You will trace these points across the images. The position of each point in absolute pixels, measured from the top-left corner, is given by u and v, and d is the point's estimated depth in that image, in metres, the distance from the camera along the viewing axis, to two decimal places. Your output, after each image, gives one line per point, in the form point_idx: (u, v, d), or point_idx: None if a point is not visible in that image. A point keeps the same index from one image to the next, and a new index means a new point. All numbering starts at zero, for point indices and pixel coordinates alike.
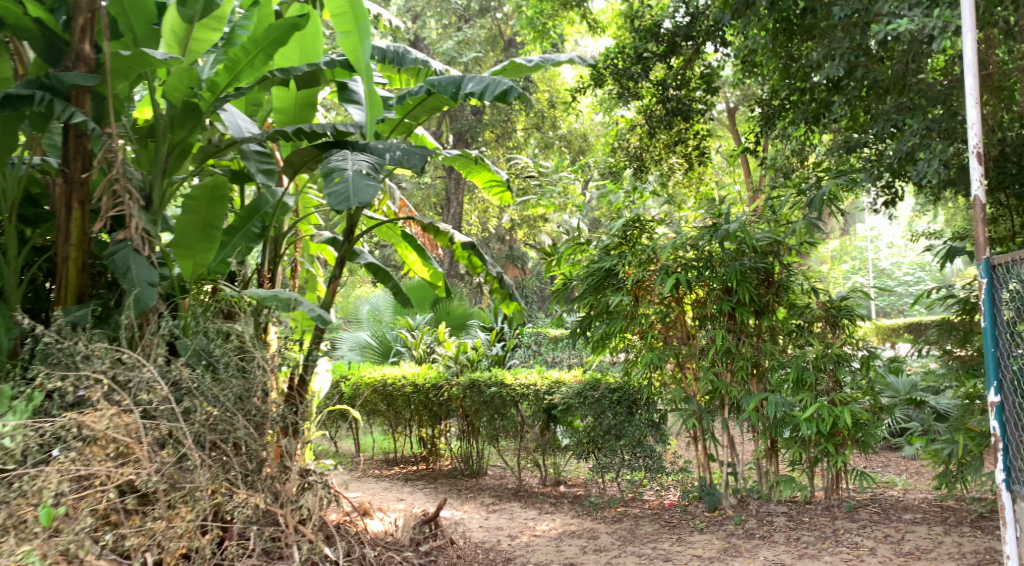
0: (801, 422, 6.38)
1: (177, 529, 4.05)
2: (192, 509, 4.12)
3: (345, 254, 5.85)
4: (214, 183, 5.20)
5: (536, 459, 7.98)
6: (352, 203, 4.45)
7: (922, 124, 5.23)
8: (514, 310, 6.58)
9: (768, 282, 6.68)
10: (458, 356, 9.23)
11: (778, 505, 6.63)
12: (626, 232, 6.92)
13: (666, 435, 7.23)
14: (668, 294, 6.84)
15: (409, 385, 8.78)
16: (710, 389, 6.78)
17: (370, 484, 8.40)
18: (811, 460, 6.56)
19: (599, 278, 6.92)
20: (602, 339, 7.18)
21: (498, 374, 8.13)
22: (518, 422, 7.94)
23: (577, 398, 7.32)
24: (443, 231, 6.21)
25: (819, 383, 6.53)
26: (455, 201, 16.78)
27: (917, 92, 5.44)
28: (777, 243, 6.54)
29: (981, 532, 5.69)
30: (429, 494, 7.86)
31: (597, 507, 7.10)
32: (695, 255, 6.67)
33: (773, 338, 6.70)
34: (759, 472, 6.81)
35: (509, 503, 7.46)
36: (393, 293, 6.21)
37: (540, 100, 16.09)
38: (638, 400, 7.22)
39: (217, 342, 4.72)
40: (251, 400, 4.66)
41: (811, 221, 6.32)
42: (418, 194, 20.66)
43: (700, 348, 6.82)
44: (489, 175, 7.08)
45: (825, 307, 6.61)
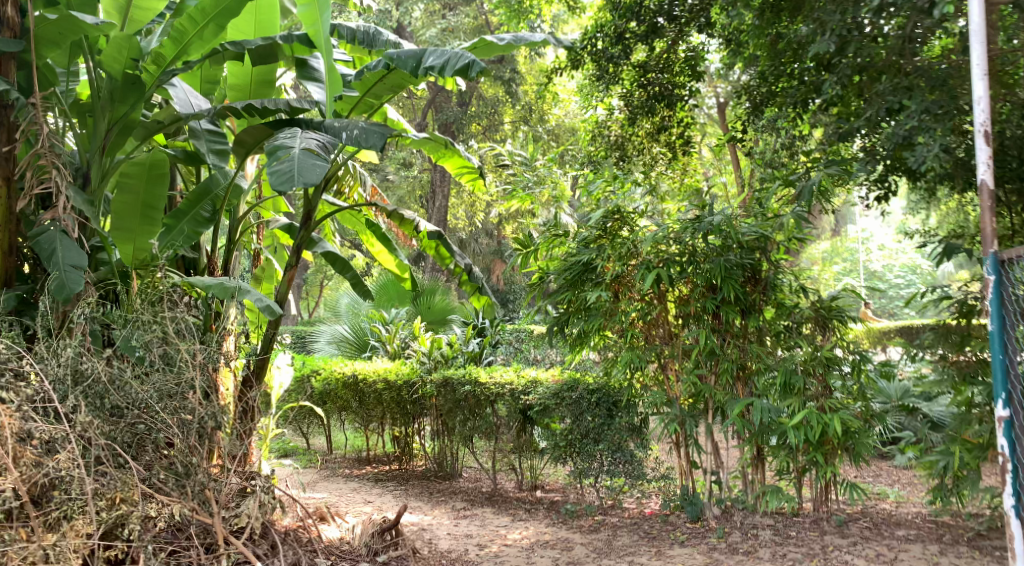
0: (788, 430, 6.00)
1: (68, 545, 3.72)
2: (89, 520, 3.82)
3: (302, 242, 5.45)
4: (153, 160, 4.85)
5: (511, 462, 7.59)
6: (297, 182, 4.04)
7: (921, 105, 4.88)
8: (485, 305, 6.18)
9: (754, 280, 6.30)
10: (432, 352, 8.83)
11: (764, 517, 6.26)
12: (606, 224, 6.54)
13: (648, 440, 6.84)
14: (650, 290, 6.45)
15: (379, 381, 8.39)
16: (693, 392, 6.41)
17: (336, 486, 8.00)
18: (799, 470, 6.18)
19: (577, 272, 6.53)
20: (580, 338, 6.80)
21: (471, 371, 7.75)
22: (493, 423, 7.55)
23: (554, 399, 6.94)
24: (410, 220, 5.82)
25: (808, 388, 6.16)
26: (442, 194, 16.34)
27: (917, 71, 5.06)
28: (765, 239, 6.16)
29: (979, 551, 5.33)
30: (398, 497, 7.47)
31: (573, 515, 6.71)
32: (678, 250, 6.29)
33: (759, 339, 6.31)
34: (744, 481, 6.42)
35: (481, 509, 7.06)
36: (352, 284, 5.81)
37: (529, 92, 15.70)
38: (618, 402, 6.82)
39: (139, 333, 4.26)
40: (183, 397, 4.24)
41: (801, 214, 5.97)
42: (405, 187, 20.28)
43: (683, 349, 6.45)
44: (461, 161, 6.72)
45: (814, 306, 6.24)
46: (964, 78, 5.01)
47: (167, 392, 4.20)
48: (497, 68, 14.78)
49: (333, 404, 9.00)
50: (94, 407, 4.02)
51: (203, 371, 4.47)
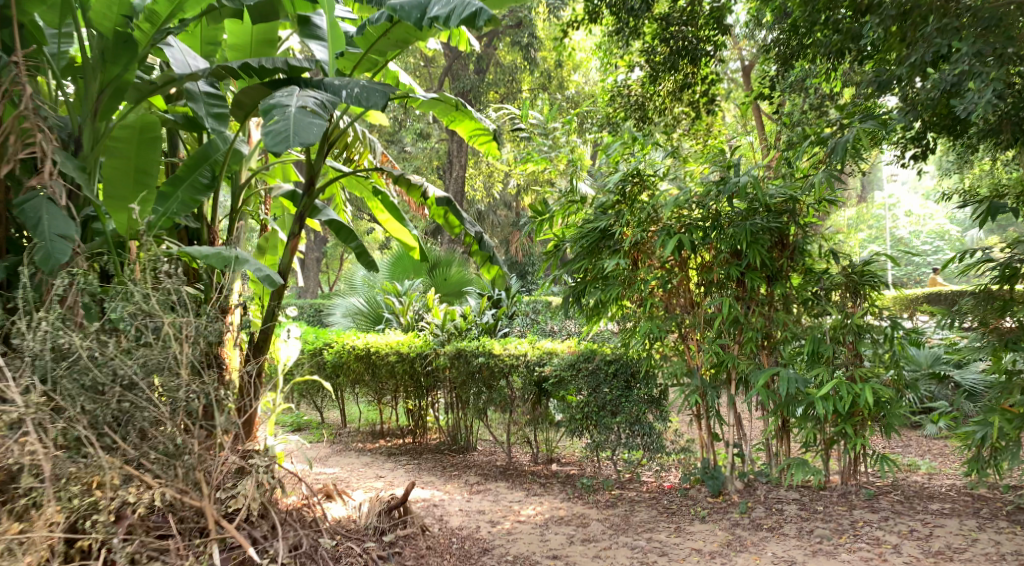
0: (816, 401, 5.73)
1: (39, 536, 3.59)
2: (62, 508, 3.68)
3: (305, 209, 5.20)
4: (143, 122, 4.65)
5: (526, 435, 7.36)
6: (292, 142, 3.79)
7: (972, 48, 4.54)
8: (496, 275, 5.94)
9: (781, 245, 6.01)
10: (446, 324, 8.61)
11: (789, 490, 6.00)
12: (625, 188, 6.24)
13: (667, 412, 6.59)
14: (671, 257, 6.17)
15: (392, 354, 8.20)
16: (715, 362, 6.14)
17: (348, 460, 7.84)
18: (826, 442, 5.91)
19: (594, 239, 6.27)
20: (597, 307, 6.53)
21: (486, 343, 7.52)
22: (507, 396, 7.32)
23: (570, 371, 6.69)
24: (417, 185, 5.56)
25: (837, 358, 5.88)
26: (458, 164, 16.05)
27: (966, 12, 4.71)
28: (793, 201, 5.87)
29: (1020, 527, 5.06)
30: (410, 471, 7.28)
31: (590, 490, 6.49)
32: (701, 214, 6.01)
33: (785, 307, 6.01)
34: (768, 453, 6.16)
35: (495, 483, 6.86)
36: (357, 254, 5.57)
37: (547, 59, 15.33)
38: (637, 373, 6.57)
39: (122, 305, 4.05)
40: (174, 373, 4.03)
41: (833, 173, 5.66)
42: (421, 158, 20.01)
43: (705, 318, 6.17)
44: (472, 124, 6.43)
45: (846, 272, 5.91)
46: (1011, 23, 4.67)
47: (154, 367, 4.02)
48: (514, 33, 14.39)
49: (346, 377, 8.81)
50: (79, 383, 3.87)
51: (196, 344, 4.26)
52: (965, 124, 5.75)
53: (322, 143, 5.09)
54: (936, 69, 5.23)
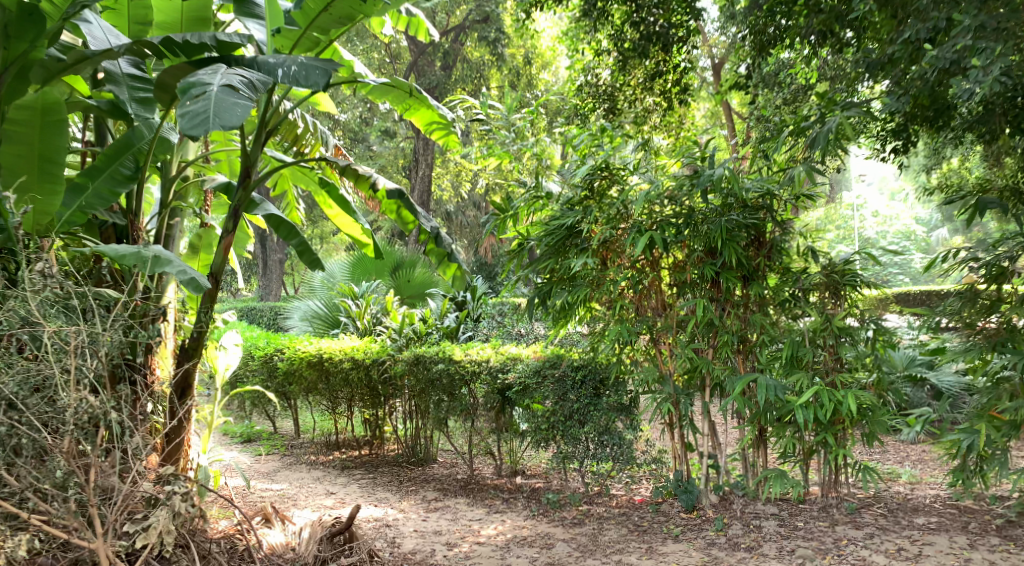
0: (795, 409, 5.32)
1: None
2: None
3: (240, 203, 4.76)
4: (42, 101, 4.26)
5: (488, 446, 6.91)
6: (211, 125, 3.39)
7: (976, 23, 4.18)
8: (455, 274, 5.49)
9: (757, 243, 5.64)
10: (404, 328, 8.17)
11: (767, 504, 5.61)
12: (593, 183, 5.83)
13: (637, 421, 6.18)
14: (641, 256, 5.77)
15: (347, 360, 7.74)
16: (689, 368, 5.75)
17: (298, 476, 7.37)
18: (806, 452, 5.53)
19: (560, 237, 5.85)
20: (564, 311, 6.12)
21: (445, 348, 7.08)
22: (469, 405, 6.88)
23: (535, 378, 6.27)
24: (366, 177, 5.12)
25: (817, 362, 5.51)
26: (424, 163, 15.54)
27: None
28: (770, 196, 5.51)
29: (1014, 545, 4.73)
30: (365, 488, 6.84)
31: (555, 506, 6.07)
32: (673, 211, 5.62)
33: (762, 309, 5.64)
34: (745, 465, 5.77)
35: (454, 499, 6.42)
36: (298, 252, 5.11)
37: (516, 57, 14.89)
38: (605, 380, 6.17)
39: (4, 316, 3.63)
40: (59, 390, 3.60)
41: (813, 166, 5.29)
42: (386, 157, 19.50)
43: (678, 321, 5.78)
44: (430, 115, 6.02)
45: (825, 271, 5.54)
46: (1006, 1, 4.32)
47: (40, 382, 3.61)
48: (481, 28, 13.93)
49: (299, 385, 8.34)
50: None
51: (97, 355, 3.81)
52: (950, 114, 5.41)
53: (261, 130, 4.69)
54: (922, 53, 4.88)
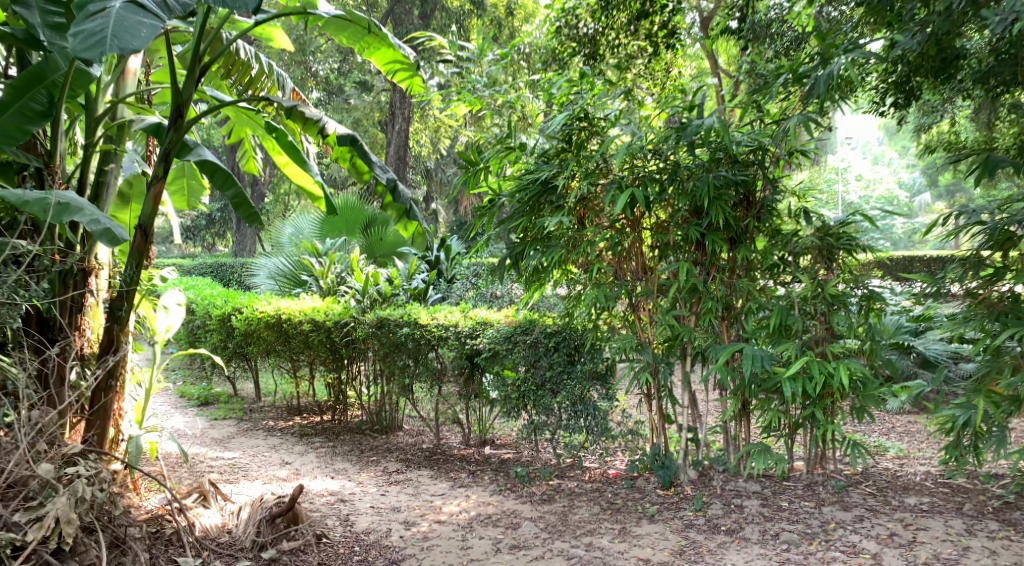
0: (783, 382, 4.90)
1: None
2: None
3: (171, 147, 4.42)
4: None
5: (455, 415, 6.49)
6: (108, 47, 3.33)
7: None
8: (414, 232, 5.02)
9: (747, 203, 5.22)
10: (368, 289, 7.72)
11: (749, 481, 5.21)
12: (570, 135, 5.34)
13: (614, 391, 5.77)
14: (622, 215, 5.32)
15: (307, 322, 7.31)
16: (669, 336, 5.34)
17: (253, 443, 7.03)
18: (791, 427, 5.14)
19: (533, 193, 5.36)
20: (537, 273, 5.67)
21: (411, 312, 6.63)
22: (435, 371, 6.45)
23: (505, 344, 5.87)
24: (314, 121, 4.65)
25: (806, 331, 5.11)
26: (401, 118, 14.87)
27: None
28: (762, 151, 5.08)
29: (1014, 532, 4.39)
30: (323, 458, 6.45)
31: (524, 480, 5.67)
32: (657, 166, 5.18)
33: (749, 275, 5.24)
34: (726, 438, 5.38)
35: (416, 472, 6.02)
36: (233, 204, 4.69)
37: (497, 8, 14.17)
38: (580, 347, 5.76)
39: None
40: None
41: (811, 118, 4.85)
42: (362, 110, 18.79)
43: (659, 285, 5.37)
44: (393, 55, 5.52)
45: (819, 234, 5.11)
46: None
47: None
48: None
49: (259, 345, 7.97)
50: None
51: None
52: (960, 64, 4.97)
53: (194, 65, 4.44)
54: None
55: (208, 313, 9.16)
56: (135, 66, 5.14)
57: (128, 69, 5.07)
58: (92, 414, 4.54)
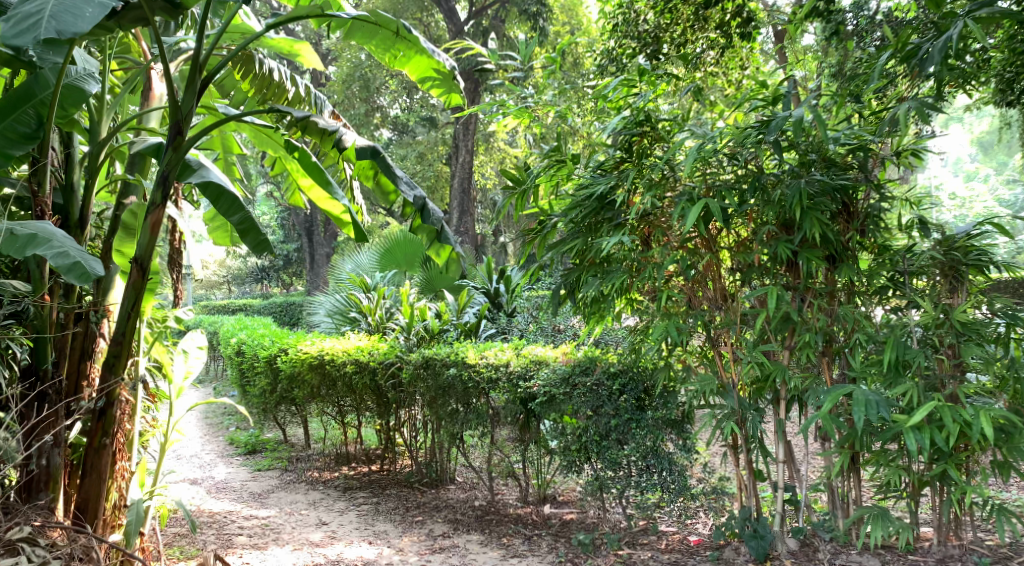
0: (905, 433, 3.93)
1: None
2: None
3: (171, 167, 3.84)
4: None
5: (511, 466, 5.71)
6: (43, 31, 3.25)
7: None
8: (450, 258, 4.31)
9: (847, 214, 4.34)
10: (414, 325, 7.07)
11: (864, 555, 4.28)
12: (630, 143, 4.58)
13: (692, 441, 4.92)
14: (694, 234, 4.51)
15: (349, 364, 6.69)
16: (757, 376, 4.47)
17: (293, 498, 6.42)
18: (917, 488, 4.17)
19: (589, 210, 4.61)
20: (597, 304, 4.90)
21: (458, 350, 5.92)
22: (488, 417, 5.69)
23: (562, 387, 5.12)
24: (329, 133, 4.00)
25: (929, 369, 4.15)
26: (464, 149, 14.22)
27: None
28: (863, 151, 4.20)
29: None
30: (363, 517, 5.81)
31: (588, 550, 4.88)
32: (735, 173, 4.36)
33: (851, 301, 4.34)
34: (833, 499, 4.45)
35: (465, 537, 5.35)
36: (239, 231, 4.05)
37: (558, 33, 13.45)
38: (651, 389, 4.94)
39: None
40: None
41: (925, 102, 3.99)
42: (426, 143, 18.34)
43: (742, 315, 4.52)
44: (428, 63, 4.83)
45: (941, 248, 4.16)
46: None
47: None
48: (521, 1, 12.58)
49: (303, 389, 7.38)
50: None
51: None
52: None
53: (195, 74, 3.86)
54: None
55: (255, 355, 8.69)
56: (160, 93, 4.71)
57: (150, 94, 4.64)
58: (86, 481, 3.96)
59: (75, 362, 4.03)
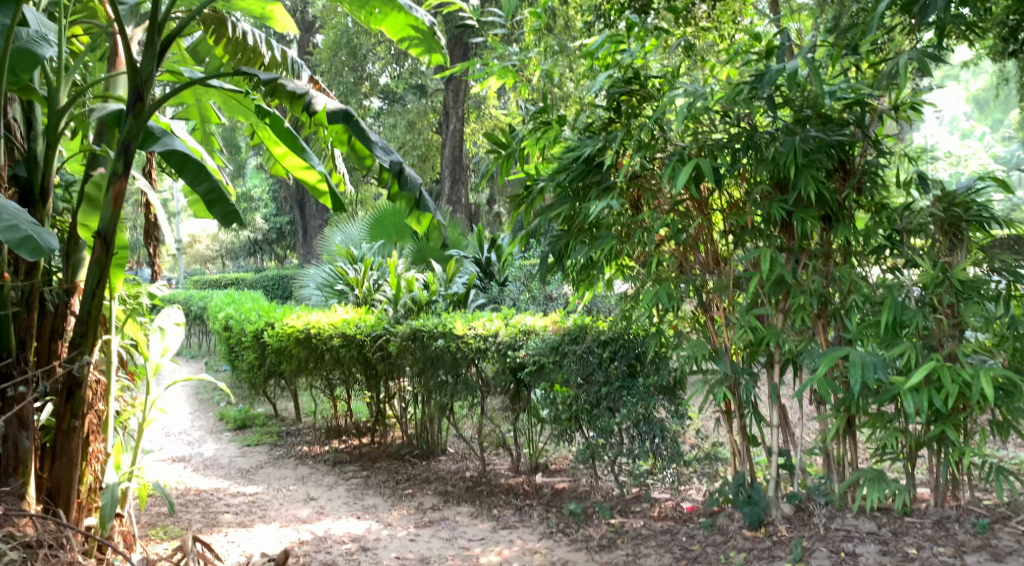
0: (903, 395, 3.81)
1: None
2: None
3: (131, 136, 3.71)
4: None
5: (502, 437, 5.60)
6: None
7: None
8: (431, 226, 4.15)
9: (843, 171, 4.19)
10: (402, 296, 6.95)
11: (861, 520, 4.18)
12: (618, 103, 4.41)
13: (685, 407, 4.80)
14: (685, 195, 4.36)
15: (336, 337, 6.56)
16: (751, 341, 4.34)
17: (282, 474, 6.34)
18: (915, 451, 4.06)
19: (576, 173, 4.45)
20: (586, 271, 4.75)
21: (446, 321, 5.80)
22: (477, 387, 5.58)
23: (552, 356, 5.00)
24: (299, 96, 3.85)
25: (927, 330, 4.02)
26: (455, 117, 13.96)
27: None
28: (860, 106, 4.03)
29: None
30: (353, 491, 5.72)
31: (580, 520, 4.80)
32: (727, 132, 4.20)
33: (847, 261, 4.21)
34: (830, 463, 4.35)
35: (455, 509, 5.27)
36: (206, 201, 3.84)
37: None
38: (643, 356, 4.82)
39: None
40: None
41: (925, 51, 3.80)
42: (416, 112, 18.06)
43: (735, 279, 4.38)
44: (405, 22, 4.65)
45: (940, 205, 4.01)
46: None
47: None
48: None
49: (291, 364, 7.26)
50: None
51: None
52: None
53: (153, 35, 3.73)
54: None
55: (243, 330, 8.56)
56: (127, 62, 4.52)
57: (116, 60, 4.42)
58: (59, 465, 3.89)
59: (46, 346, 3.97)
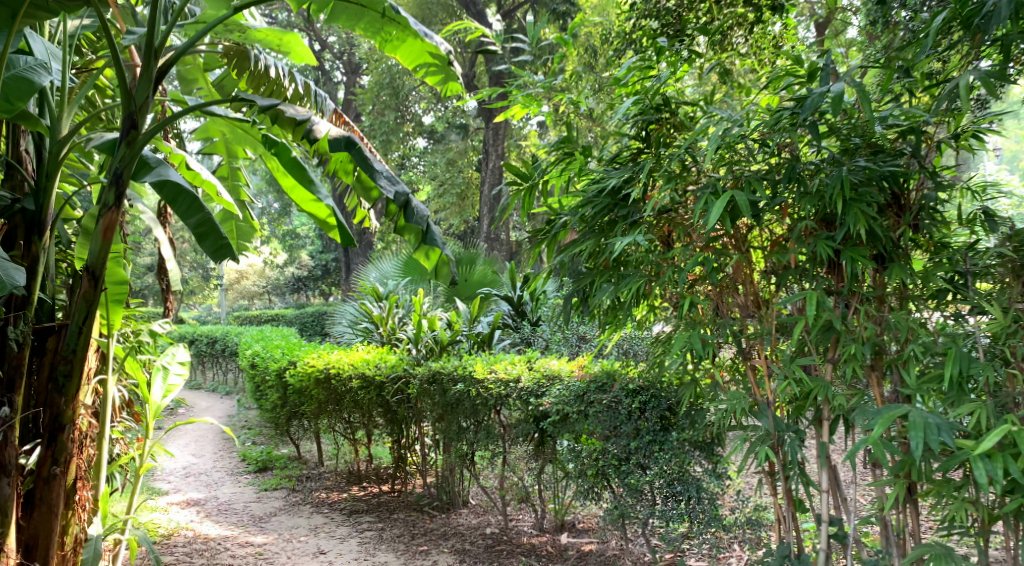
0: (972, 460, 3.32)
1: None
2: None
3: (124, 164, 3.56)
4: None
5: (524, 491, 5.19)
6: None
7: None
8: (438, 263, 3.89)
9: (897, 206, 3.77)
10: (423, 336, 6.64)
11: None
12: (646, 133, 4.08)
13: (723, 465, 4.36)
14: (720, 232, 3.98)
15: (355, 378, 6.26)
16: (796, 394, 3.91)
17: (296, 523, 6.04)
18: (987, 524, 3.54)
19: (601, 207, 4.10)
20: (613, 313, 4.38)
21: (467, 363, 5.46)
22: (498, 437, 5.21)
23: (576, 405, 4.62)
24: (301, 123, 3.69)
25: (999, 385, 3.52)
26: (494, 155, 13.71)
27: None
28: (915, 133, 3.62)
29: None
30: (365, 548, 5.39)
31: None
32: (766, 163, 3.82)
33: (904, 307, 3.76)
34: (887, 535, 3.85)
35: None
36: (196, 234, 3.64)
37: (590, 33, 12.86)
38: (676, 407, 4.41)
39: None
40: None
41: (989, 72, 3.39)
42: (457, 149, 17.90)
43: (778, 324, 3.96)
44: (423, 49, 4.41)
45: (1010, 243, 3.54)
46: None
47: None
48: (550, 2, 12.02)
49: (310, 405, 6.98)
50: None
51: None
52: None
53: (148, 61, 3.60)
54: None
55: (268, 369, 8.34)
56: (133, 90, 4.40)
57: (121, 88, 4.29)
58: (38, 514, 3.70)
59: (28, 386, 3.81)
